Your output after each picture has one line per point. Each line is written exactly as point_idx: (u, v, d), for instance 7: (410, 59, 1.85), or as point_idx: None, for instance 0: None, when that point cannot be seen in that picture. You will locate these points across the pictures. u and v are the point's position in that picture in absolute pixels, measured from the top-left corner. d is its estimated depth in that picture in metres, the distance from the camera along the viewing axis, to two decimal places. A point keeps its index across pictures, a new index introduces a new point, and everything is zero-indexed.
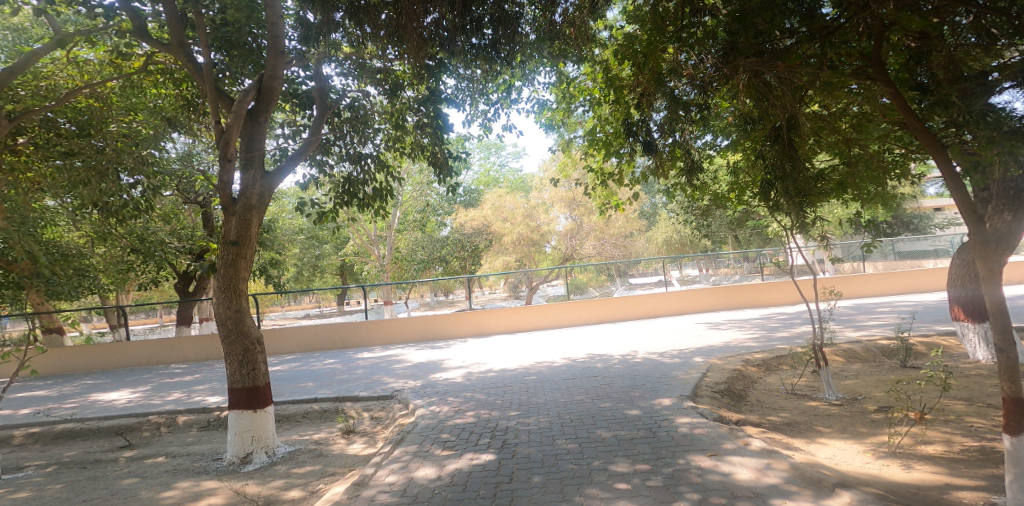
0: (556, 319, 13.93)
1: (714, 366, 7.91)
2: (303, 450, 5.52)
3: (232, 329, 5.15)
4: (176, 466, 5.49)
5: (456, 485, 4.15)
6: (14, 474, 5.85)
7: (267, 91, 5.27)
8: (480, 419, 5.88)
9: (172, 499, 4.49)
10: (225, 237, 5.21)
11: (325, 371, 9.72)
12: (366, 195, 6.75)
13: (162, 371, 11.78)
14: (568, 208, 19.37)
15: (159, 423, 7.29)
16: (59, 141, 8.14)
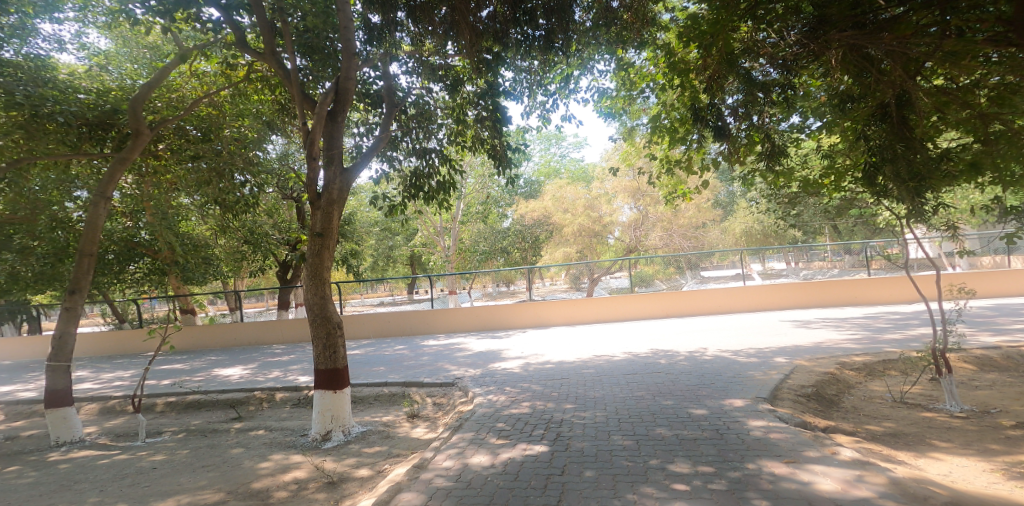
0: (627, 312, 13.65)
1: (801, 367, 7.30)
2: (373, 431, 5.89)
3: (318, 315, 5.53)
4: (272, 439, 6.08)
5: (508, 474, 4.23)
6: (155, 437, 6.76)
7: (343, 92, 5.61)
8: (536, 410, 5.96)
9: (267, 469, 4.97)
10: (311, 230, 5.64)
11: (395, 357, 10.28)
12: (432, 188, 7.04)
13: (266, 351, 13.10)
14: (632, 199, 18.43)
15: (262, 398, 8.10)
16: (186, 146, 8.89)
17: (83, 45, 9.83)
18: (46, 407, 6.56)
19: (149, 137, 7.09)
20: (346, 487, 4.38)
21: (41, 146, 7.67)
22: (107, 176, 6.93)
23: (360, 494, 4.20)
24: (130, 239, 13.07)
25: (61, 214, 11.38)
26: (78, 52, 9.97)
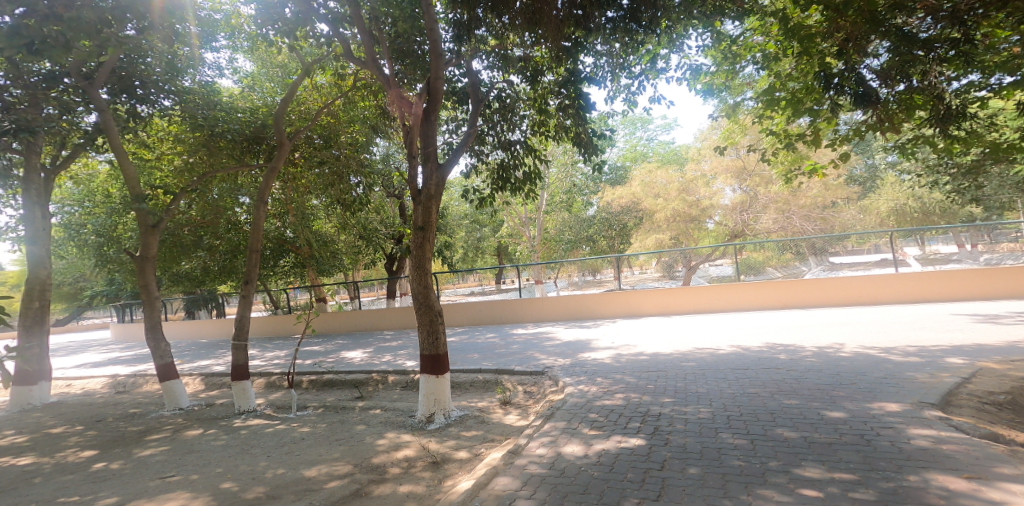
0: (740, 301, 12.77)
1: (989, 372, 6.09)
2: (470, 415, 6.16)
3: (421, 303, 5.88)
4: (387, 418, 6.61)
5: (604, 465, 4.20)
6: (303, 410, 7.59)
7: (434, 92, 5.80)
8: (630, 402, 5.84)
9: (382, 445, 5.41)
10: (414, 224, 5.99)
11: (487, 344, 10.65)
12: (518, 180, 7.11)
13: (379, 336, 14.28)
14: (737, 180, 17.28)
15: (378, 380, 8.85)
16: (313, 152, 9.80)
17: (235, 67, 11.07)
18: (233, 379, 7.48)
19: (289, 147, 7.88)
20: (448, 467, 4.64)
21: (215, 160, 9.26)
22: (262, 186, 7.78)
23: (460, 475, 4.42)
24: (280, 237, 14.59)
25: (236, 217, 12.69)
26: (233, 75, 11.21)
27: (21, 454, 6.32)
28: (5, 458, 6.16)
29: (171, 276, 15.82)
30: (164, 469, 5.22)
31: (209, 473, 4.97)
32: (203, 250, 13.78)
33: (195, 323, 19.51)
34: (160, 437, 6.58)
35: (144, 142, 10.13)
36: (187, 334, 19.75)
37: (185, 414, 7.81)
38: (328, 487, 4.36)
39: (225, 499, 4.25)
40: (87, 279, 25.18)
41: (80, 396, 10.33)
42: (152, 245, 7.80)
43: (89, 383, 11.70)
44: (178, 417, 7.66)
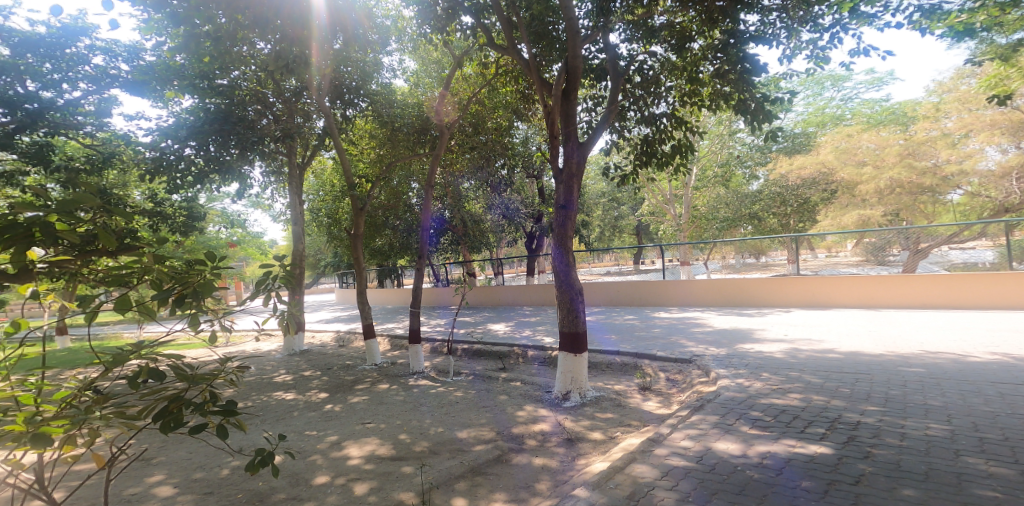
0: (974, 296, 10.17)
1: None
2: (607, 397, 6.07)
3: (563, 281, 5.96)
4: (525, 391, 6.87)
5: (769, 469, 3.78)
6: (460, 376, 8.29)
7: (573, 70, 5.78)
8: (810, 404, 5.10)
9: (520, 417, 5.65)
10: (556, 202, 6.06)
11: (626, 326, 10.59)
12: (664, 152, 7.10)
13: (518, 311, 15.15)
14: (1014, 138, 13.09)
15: (520, 354, 9.23)
16: (465, 139, 10.35)
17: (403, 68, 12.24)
18: (409, 341, 8.57)
19: (448, 137, 8.61)
20: (581, 446, 4.67)
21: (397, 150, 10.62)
22: (431, 170, 8.65)
23: (594, 455, 4.42)
24: (441, 218, 16.30)
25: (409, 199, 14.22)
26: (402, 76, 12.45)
27: (286, 391, 8.15)
28: (276, 393, 8.00)
29: (372, 251, 18.46)
30: (366, 416, 6.23)
31: (392, 424, 5.80)
32: (391, 228, 15.77)
33: (388, 293, 22.65)
34: (365, 388, 7.86)
35: (349, 141, 11.95)
36: (377, 301, 23.28)
37: (379, 370, 9.16)
38: (475, 450, 4.76)
39: (403, 449, 4.91)
40: (314, 253, 30.87)
41: (319, 347, 12.87)
42: (360, 225, 9.27)
43: (324, 335, 14.58)
44: (371, 372, 9.03)
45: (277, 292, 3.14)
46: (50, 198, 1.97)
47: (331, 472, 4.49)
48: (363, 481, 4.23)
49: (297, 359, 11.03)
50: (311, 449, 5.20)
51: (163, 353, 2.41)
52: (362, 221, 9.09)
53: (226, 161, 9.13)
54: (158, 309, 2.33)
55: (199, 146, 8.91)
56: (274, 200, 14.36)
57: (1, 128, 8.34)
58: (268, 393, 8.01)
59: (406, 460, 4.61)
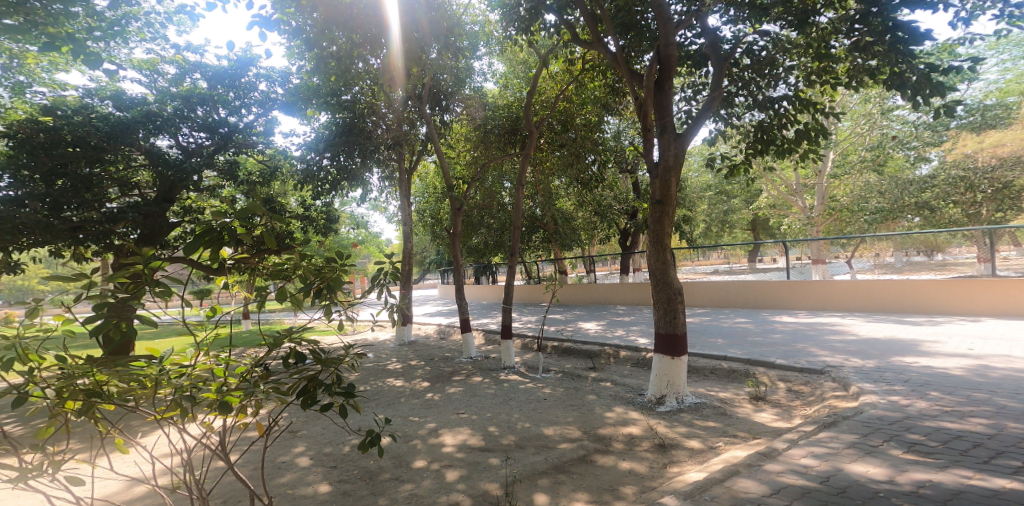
0: None
1: None
2: (708, 404, 5.70)
3: (659, 280, 5.71)
4: (615, 392, 6.69)
5: (926, 499, 3.25)
6: (548, 373, 8.33)
7: (665, 60, 5.64)
8: (999, 432, 4.24)
9: (609, 419, 5.51)
10: (651, 198, 5.83)
11: (737, 329, 9.88)
12: (784, 138, 6.48)
13: (611, 310, 14.88)
14: None
15: (611, 354, 8.99)
16: (554, 137, 10.17)
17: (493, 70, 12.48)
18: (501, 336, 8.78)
19: (536, 135, 8.73)
20: (675, 454, 4.44)
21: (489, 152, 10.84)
22: (521, 170, 8.77)
23: (689, 465, 4.18)
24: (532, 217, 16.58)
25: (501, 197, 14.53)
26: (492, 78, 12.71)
27: (396, 378, 8.82)
28: (387, 380, 8.69)
29: (470, 250, 19.03)
30: (461, 406, 6.58)
31: (483, 416, 6.09)
32: (488, 227, 16.17)
33: (488, 289, 23.34)
34: (461, 379, 8.26)
35: (448, 145, 12.61)
36: (473, 297, 24.26)
37: (474, 363, 9.55)
38: (561, 448, 4.81)
39: (492, 441, 5.23)
40: (420, 251, 32.65)
41: (423, 338, 13.75)
42: (457, 224, 9.73)
43: (428, 327, 15.59)
44: (466, 364, 9.43)
45: (388, 287, 3.42)
46: (230, 210, 2.40)
47: (429, 457, 5.01)
48: (454, 469, 4.66)
49: (404, 349, 11.95)
50: (412, 434, 5.69)
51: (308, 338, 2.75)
52: (459, 221, 9.53)
53: (351, 169, 10.80)
54: (301, 299, 2.73)
55: (333, 157, 10.57)
56: (389, 203, 15.50)
57: (206, 149, 10.54)
58: (380, 379, 8.75)
59: (493, 452, 4.93)
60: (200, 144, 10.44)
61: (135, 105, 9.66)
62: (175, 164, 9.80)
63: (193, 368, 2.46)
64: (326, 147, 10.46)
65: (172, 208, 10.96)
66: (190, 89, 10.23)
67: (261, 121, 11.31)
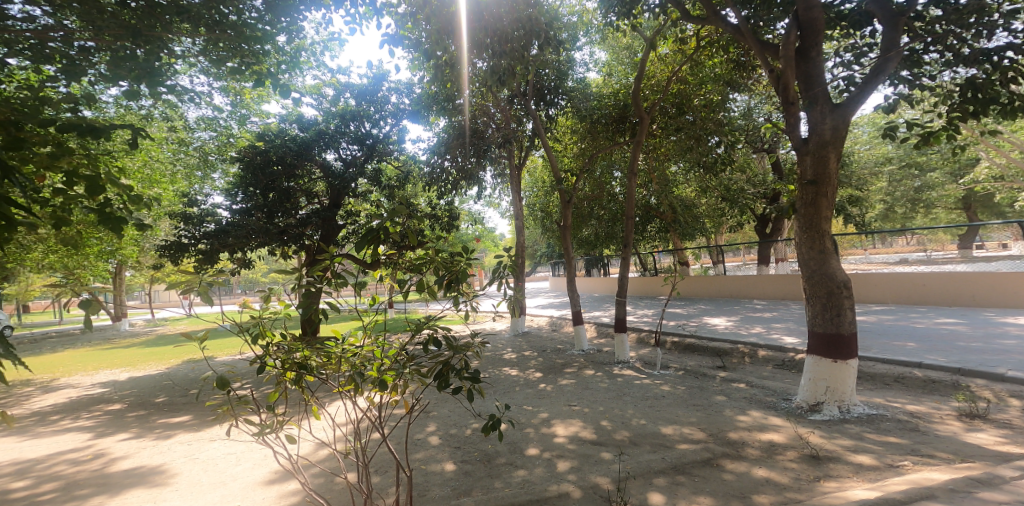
0: None
1: None
2: (886, 417, 5.07)
3: (819, 272, 5.30)
4: (753, 395, 6.20)
5: None
6: (665, 369, 7.97)
7: (808, 25, 5.35)
8: None
9: (745, 424, 5.11)
10: (802, 178, 5.42)
11: (943, 332, 8.50)
12: (1014, 94, 5.52)
13: (749, 304, 13.81)
14: None
15: (745, 353, 8.33)
16: (669, 121, 9.65)
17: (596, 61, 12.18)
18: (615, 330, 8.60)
19: (648, 122, 8.41)
20: (834, 468, 4.00)
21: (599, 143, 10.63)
22: (634, 157, 8.44)
23: (853, 482, 3.73)
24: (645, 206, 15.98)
25: (611, 188, 14.18)
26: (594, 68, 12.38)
27: (510, 367, 9.08)
28: (504, 369, 8.95)
29: (580, 242, 18.71)
30: (574, 398, 6.58)
31: (595, 409, 6.06)
32: (598, 219, 15.77)
33: (601, 282, 22.94)
34: (574, 372, 8.25)
35: (556, 138, 12.62)
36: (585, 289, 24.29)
37: (586, 355, 9.48)
38: (680, 448, 4.60)
39: (605, 434, 5.22)
40: (530, 246, 33.00)
41: (536, 330, 14.02)
42: (568, 216, 9.69)
43: (541, 319, 15.82)
44: (579, 357, 9.39)
45: (505, 279, 3.48)
46: (386, 211, 2.95)
47: (542, 446, 5.17)
48: (566, 459, 4.74)
49: (518, 339, 12.27)
50: (524, 422, 5.87)
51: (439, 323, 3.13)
52: (569, 213, 9.53)
53: (469, 169, 11.53)
54: (437, 289, 3.06)
55: (453, 158, 11.43)
56: (502, 198, 15.99)
57: (359, 159, 12.14)
58: (495, 367, 9.07)
59: (606, 446, 4.91)
60: (353, 157, 12.20)
61: (312, 125, 11.82)
62: (338, 175, 11.87)
63: (362, 347, 3.09)
64: (446, 150, 11.40)
65: (340, 213, 12.58)
66: (344, 106, 12.03)
67: (394, 131, 12.72)
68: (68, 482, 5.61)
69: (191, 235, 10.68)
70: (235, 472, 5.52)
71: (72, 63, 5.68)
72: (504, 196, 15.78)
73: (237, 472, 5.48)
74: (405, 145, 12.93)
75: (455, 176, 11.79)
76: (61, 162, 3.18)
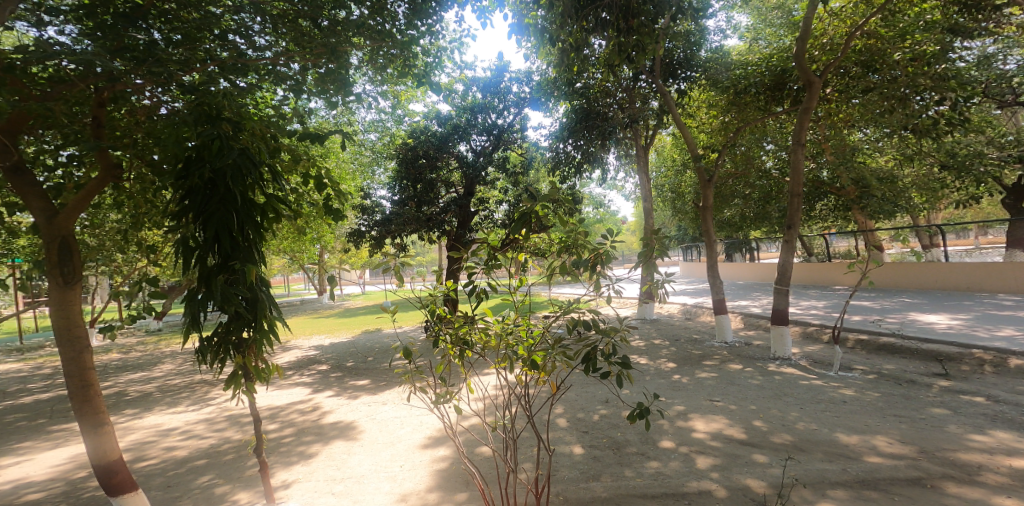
0: None
1: None
2: None
3: None
4: (995, 413, 5.38)
5: None
6: (846, 371, 7.22)
7: None
8: None
9: (983, 449, 4.55)
10: None
11: None
12: None
13: (988, 300, 11.61)
14: None
15: (983, 361, 7.04)
16: (852, 82, 8.98)
17: (736, 27, 11.11)
18: (772, 322, 8.14)
19: (820, 84, 7.66)
20: None
21: (746, 115, 9.69)
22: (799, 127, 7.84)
23: None
24: (815, 179, 14.74)
25: (763, 163, 12.85)
26: (733, 34, 11.29)
27: (641, 355, 9.14)
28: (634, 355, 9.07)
29: (718, 224, 17.57)
30: (715, 393, 6.59)
31: (746, 407, 5.97)
32: (739, 198, 14.42)
33: (749, 266, 21.35)
34: (713, 364, 8.08)
35: (688, 113, 11.93)
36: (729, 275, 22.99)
37: (729, 348, 9.07)
38: (870, 461, 4.43)
39: (756, 435, 5.17)
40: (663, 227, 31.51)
41: (666, 317, 13.80)
42: (709, 196, 9.42)
43: (671, 305, 15.36)
44: (721, 349, 9.02)
45: (657, 258, 3.71)
46: (536, 199, 3.36)
47: (677, 439, 5.32)
48: (705, 455, 4.85)
49: (647, 327, 12.20)
50: (662, 415, 6.07)
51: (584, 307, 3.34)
52: (710, 192, 9.22)
53: (591, 152, 11.52)
54: (579, 270, 3.39)
55: (575, 142, 11.36)
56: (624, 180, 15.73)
57: (486, 150, 12.60)
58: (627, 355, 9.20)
59: (757, 447, 4.89)
60: (483, 147, 12.68)
61: (445, 119, 12.57)
62: (471, 164, 12.40)
63: (516, 326, 3.45)
64: (568, 134, 11.37)
65: (473, 201, 13.12)
66: (473, 100, 12.56)
67: (517, 119, 12.88)
68: (298, 428, 7.22)
69: (367, 223, 12.39)
70: (400, 434, 6.63)
71: (297, 82, 6.34)
72: (628, 177, 15.43)
73: (402, 435, 6.59)
74: (528, 133, 13.12)
75: (578, 159, 11.88)
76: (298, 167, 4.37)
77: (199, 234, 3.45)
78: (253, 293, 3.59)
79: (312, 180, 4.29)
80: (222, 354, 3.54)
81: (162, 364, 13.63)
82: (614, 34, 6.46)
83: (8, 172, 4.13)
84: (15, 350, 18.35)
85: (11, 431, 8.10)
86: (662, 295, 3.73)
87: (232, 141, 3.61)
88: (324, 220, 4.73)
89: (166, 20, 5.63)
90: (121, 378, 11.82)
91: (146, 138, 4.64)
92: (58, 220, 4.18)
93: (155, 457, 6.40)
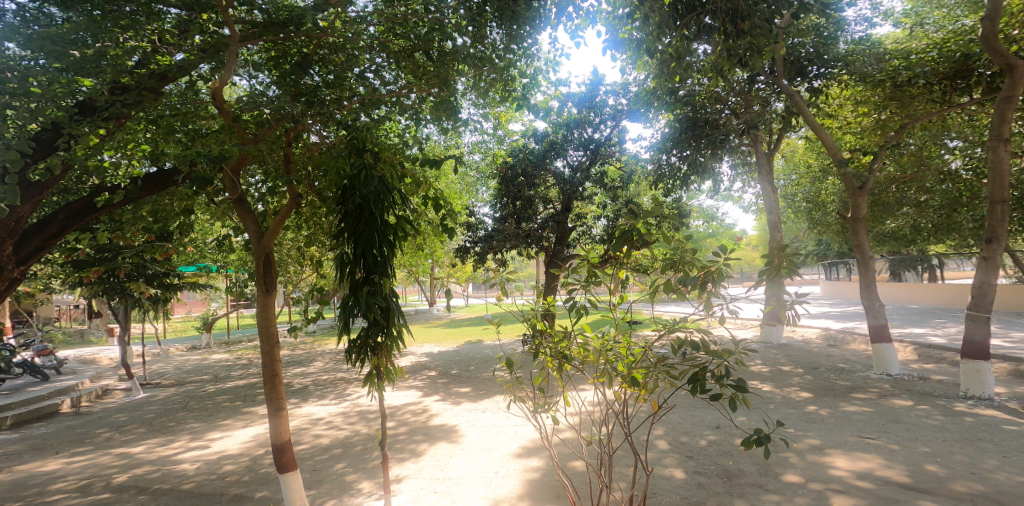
0: None
1: None
2: None
3: None
4: None
5: None
6: None
7: None
8: None
9: None
10: None
11: None
12: None
13: None
14: None
15: None
16: None
17: (886, 11, 9.85)
18: (962, 357, 7.40)
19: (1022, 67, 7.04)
20: None
21: (915, 109, 8.68)
22: (996, 119, 7.38)
23: None
24: None
25: (946, 165, 10.42)
26: (882, 21, 9.96)
27: (764, 382, 8.65)
28: (755, 383, 8.61)
29: (876, 236, 15.15)
30: (865, 429, 5.94)
31: (913, 449, 5.30)
32: (910, 206, 11.41)
33: (934, 288, 19.01)
34: (864, 398, 7.35)
35: (826, 113, 11.11)
36: (910, 298, 20.33)
37: (893, 381, 8.30)
38: None
39: (926, 480, 4.60)
40: (797, 243, 28.75)
41: (802, 343, 12.67)
42: (860, 206, 9.05)
43: (807, 331, 14.14)
44: (885, 382, 8.24)
45: (786, 280, 2.93)
46: (637, 214, 3.13)
47: (806, 475, 4.88)
48: (845, 495, 4.44)
49: (775, 353, 11.35)
50: (789, 446, 5.61)
51: (690, 328, 2.99)
52: (861, 202, 8.85)
53: (700, 162, 10.84)
54: (686, 288, 3.00)
55: (680, 152, 10.87)
56: (743, 192, 14.88)
57: (584, 165, 12.51)
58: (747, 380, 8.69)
59: (927, 494, 4.37)
60: (580, 162, 12.60)
61: (542, 136, 12.69)
62: (568, 181, 12.37)
63: (616, 343, 3.23)
64: (673, 145, 10.89)
65: (571, 216, 12.97)
66: (568, 115, 12.49)
67: (615, 132, 12.61)
68: (411, 427, 7.47)
69: (472, 239, 12.81)
70: (497, 442, 6.58)
71: (416, 113, 6.70)
72: (745, 188, 14.54)
73: (499, 443, 6.54)
74: (626, 145, 12.75)
75: (684, 171, 11.28)
76: (420, 190, 4.59)
77: (352, 250, 3.80)
78: (389, 302, 3.77)
79: (430, 200, 4.52)
80: (362, 356, 3.78)
81: (317, 360, 15.16)
82: (720, 40, 5.70)
83: (234, 203, 4.68)
84: (221, 342, 21.77)
85: (217, 410, 9.43)
86: (792, 318, 2.98)
87: (374, 171, 3.94)
88: (440, 238, 4.92)
89: (324, 65, 6.18)
90: (286, 372, 13.29)
91: (312, 169, 5.22)
92: (264, 240, 4.67)
93: (306, 442, 6.98)
